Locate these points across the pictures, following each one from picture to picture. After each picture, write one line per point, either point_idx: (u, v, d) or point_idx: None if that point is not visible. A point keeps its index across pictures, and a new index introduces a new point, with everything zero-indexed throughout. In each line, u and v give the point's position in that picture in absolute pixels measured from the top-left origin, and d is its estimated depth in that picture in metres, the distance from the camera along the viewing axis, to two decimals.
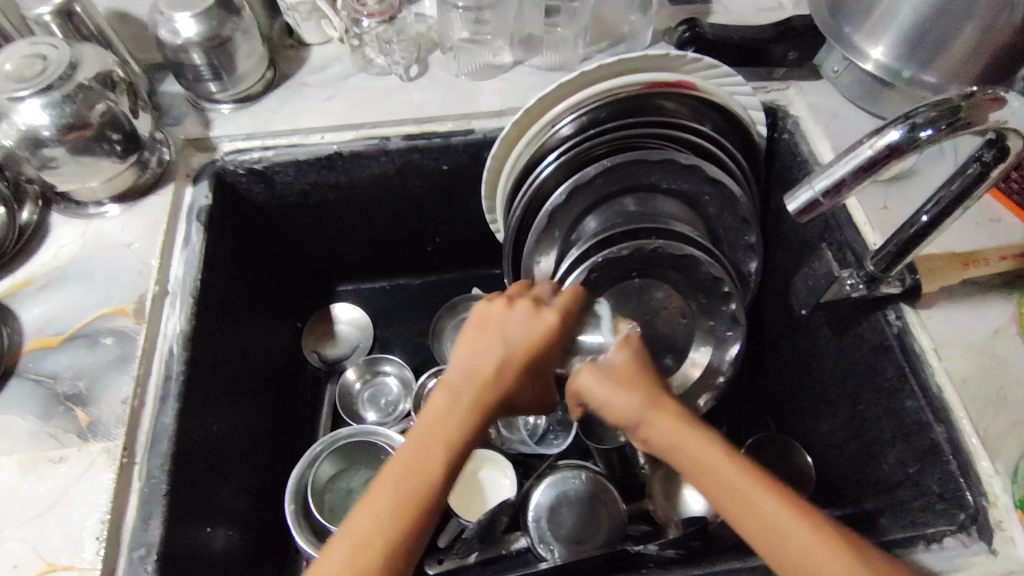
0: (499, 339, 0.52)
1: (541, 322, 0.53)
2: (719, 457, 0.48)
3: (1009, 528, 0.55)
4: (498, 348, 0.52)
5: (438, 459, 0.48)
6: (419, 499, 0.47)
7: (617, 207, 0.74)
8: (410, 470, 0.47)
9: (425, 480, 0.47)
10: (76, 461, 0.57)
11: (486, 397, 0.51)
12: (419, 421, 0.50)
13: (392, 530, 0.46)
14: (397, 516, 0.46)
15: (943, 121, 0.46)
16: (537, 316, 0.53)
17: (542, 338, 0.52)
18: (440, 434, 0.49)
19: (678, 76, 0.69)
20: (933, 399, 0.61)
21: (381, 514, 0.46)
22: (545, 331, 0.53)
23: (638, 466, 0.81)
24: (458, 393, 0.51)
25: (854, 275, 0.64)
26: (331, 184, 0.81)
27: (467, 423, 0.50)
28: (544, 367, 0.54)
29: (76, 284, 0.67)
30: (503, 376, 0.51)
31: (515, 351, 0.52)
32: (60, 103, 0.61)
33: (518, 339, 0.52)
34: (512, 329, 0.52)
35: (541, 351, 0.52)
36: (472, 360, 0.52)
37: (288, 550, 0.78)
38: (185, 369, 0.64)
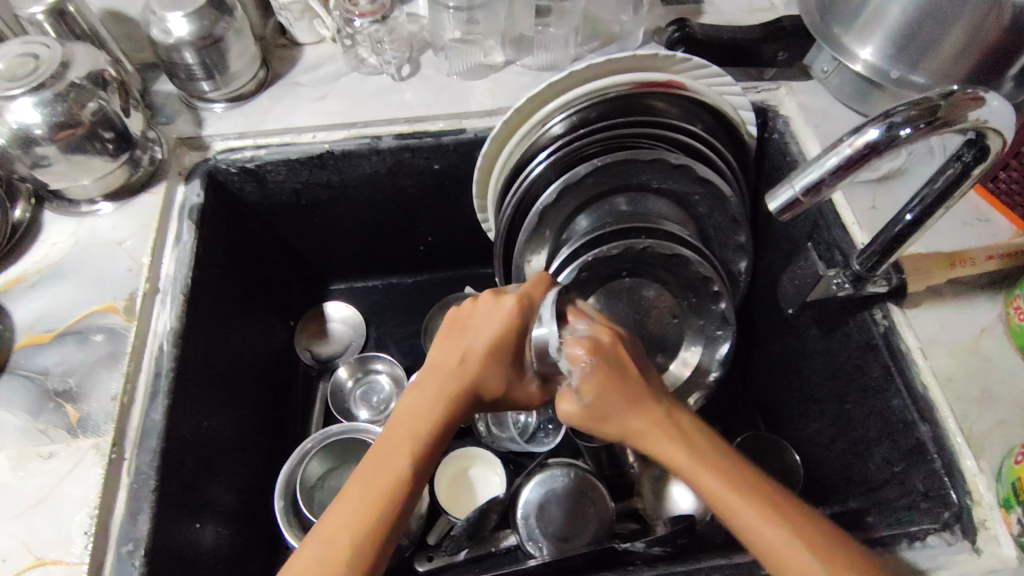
0: (465, 333, 0.56)
1: (502, 310, 0.55)
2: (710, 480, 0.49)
3: (993, 526, 0.56)
4: (463, 341, 0.55)
5: (406, 452, 0.49)
6: (386, 491, 0.47)
7: (608, 206, 0.74)
8: (381, 464, 0.48)
9: (394, 473, 0.48)
10: (66, 457, 0.58)
11: (455, 387, 0.53)
12: (392, 420, 0.52)
13: (360, 522, 0.46)
14: (365, 507, 0.47)
15: (922, 120, 0.46)
16: (497, 305, 0.55)
17: (505, 326, 0.55)
18: (408, 426, 0.51)
19: (667, 76, 0.69)
20: (918, 398, 0.61)
21: (350, 507, 0.47)
22: (506, 318, 0.55)
23: (626, 465, 0.80)
24: (427, 390, 0.53)
25: (840, 275, 0.65)
26: (323, 183, 0.82)
27: (437, 413, 0.52)
28: (512, 355, 0.56)
29: (68, 282, 0.67)
30: (468, 365, 0.54)
31: (480, 345, 0.55)
32: (52, 102, 0.62)
33: (481, 330, 0.55)
34: (476, 322, 0.56)
35: (504, 338, 0.55)
36: (440, 358, 0.55)
37: (279, 547, 0.79)
38: (175, 365, 0.64)
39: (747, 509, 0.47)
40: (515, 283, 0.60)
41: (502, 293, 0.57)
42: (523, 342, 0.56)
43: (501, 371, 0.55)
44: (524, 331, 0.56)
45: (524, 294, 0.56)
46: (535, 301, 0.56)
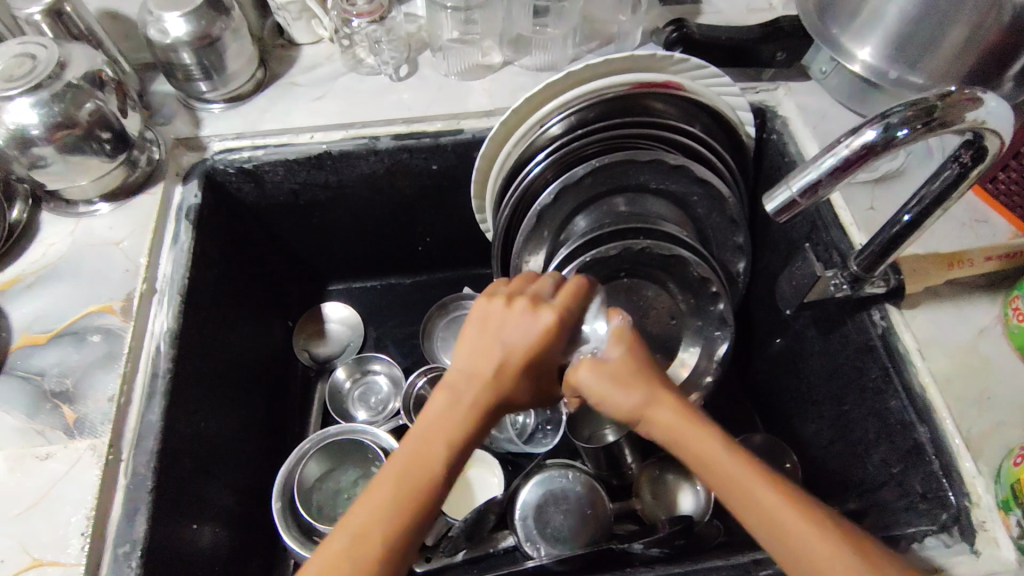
0: (497, 338, 0.52)
1: (543, 324, 0.51)
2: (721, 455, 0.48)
3: (992, 528, 0.55)
4: (496, 348, 0.51)
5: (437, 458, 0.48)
6: (417, 498, 0.46)
7: (606, 207, 0.74)
8: (412, 468, 0.47)
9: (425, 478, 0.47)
10: (63, 458, 0.58)
11: (486, 397, 0.50)
12: (420, 422, 0.50)
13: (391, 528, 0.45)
14: (396, 512, 0.46)
15: (918, 121, 0.46)
16: (536, 318, 0.51)
17: (545, 340, 0.51)
18: (438, 434, 0.49)
19: (665, 76, 0.69)
20: (917, 399, 0.61)
21: (379, 513, 0.45)
22: (543, 330, 0.51)
23: (625, 464, 0.81)
24: (459, 394, 0.50)
25: (838, 276, 0.65)
26: (320, 184, 0.81)
27: (467, 421, 0.50)
28: (544, 365, 0.53)
29: (65, 282, 0.67)
30: (500, 376, 0.51)
31: (518, 353, 0.51)
32: (49, 102, 0.62)
33: (515, 339, 0.51)
34: (510, 329, 0.51)
35: (539, 350, 0.51)
36: (473, 362, 0.51)
37: (277, 548, 0.79)
38: (172, 366, 0.64)
39: (765, 488, 0.46)
40: (552, 285, 0.55)
41: (538, 301, 0.53)
42: (557, 353, 0.53)
43: (531, 381, 0.53)
44: (561, 342, 0.53)
45: (563, 305, 0.52)
46: (575, 313, 0.53)
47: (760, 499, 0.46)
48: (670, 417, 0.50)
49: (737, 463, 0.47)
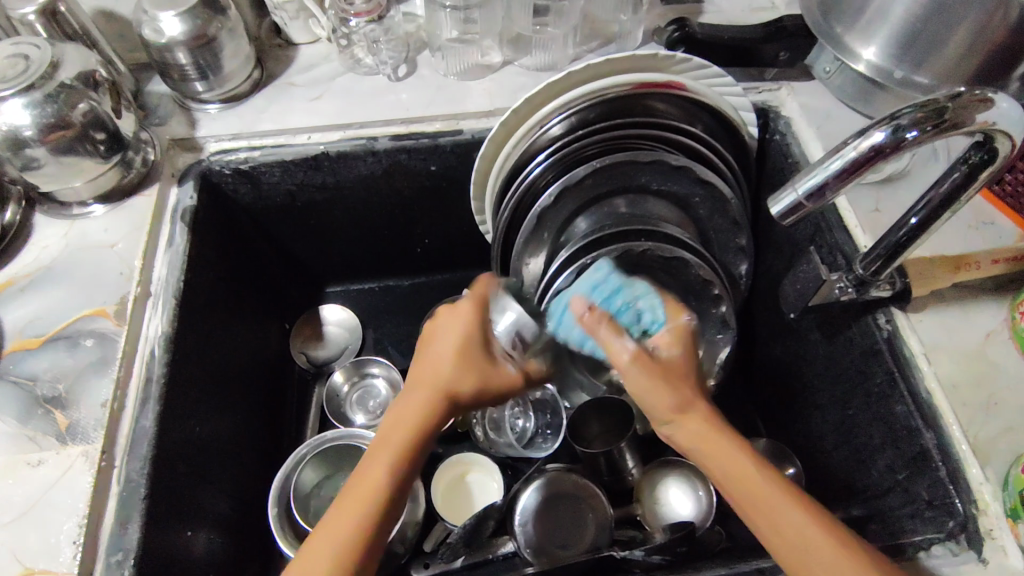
0: (427, 351, 0.55)
1: (461, 317, 0.55)
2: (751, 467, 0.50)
3: (999, 537, 0.54)
4: (429, 358, 0.54)
5: (375, 476, 0.49)
6: (361, 520, 0.47)
7: (608, 208, 0.73)
8: (361, 476, 0.49)
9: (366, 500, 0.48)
10: (55, 464, 0.57)
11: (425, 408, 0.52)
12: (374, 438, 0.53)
13: (340, 554, 0.46)
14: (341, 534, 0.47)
15: (929, 123, 0.45)
16: (455, 313, 0.56)
17: (466, 330, 0.55)
18: (382, 441, 0.51)
19: (668, 76, 0.68)
20: (922, 405, 0.60)
21: (331, 538, 0.47)
22: (464, 325, 0.55)
23: (627, 470, 0.79)
24: (402, 405, 0.53)
25: (843, 278, 0.64)
26: (318, 185, 0.80)
27: (405, 436, 0.51)
28: (479, 354, 0.54)
29: (58, 285, 0.66)
30: (439, 384, 0.53)
31: (448, 350, 0.54)
32: (42, 103, 0.61)
33: (445, 338, 0.55)
34: (439, 333, 0.56)
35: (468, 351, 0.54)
36: (415, 375, 0.55)
37: (272, 554, 0.78)
38: (166, 371, 0.63)
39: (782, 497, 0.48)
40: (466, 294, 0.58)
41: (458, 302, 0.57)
42: (486, 340, 0.55)
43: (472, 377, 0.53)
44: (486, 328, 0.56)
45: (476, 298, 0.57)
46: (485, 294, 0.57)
47: (785, 511, 0.48)
48: (703, 430, 0.52)
49: (767, 479, 0.49)
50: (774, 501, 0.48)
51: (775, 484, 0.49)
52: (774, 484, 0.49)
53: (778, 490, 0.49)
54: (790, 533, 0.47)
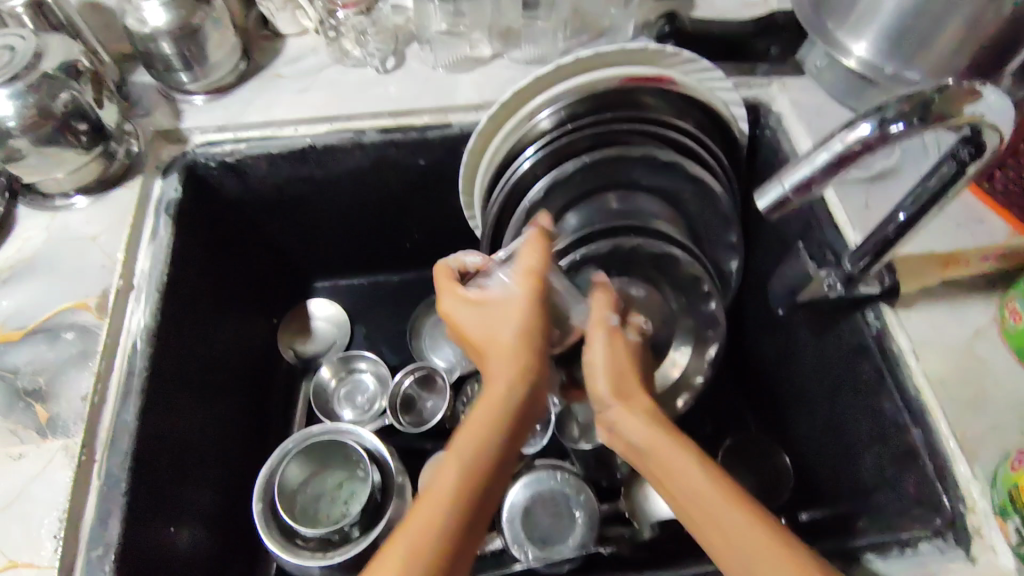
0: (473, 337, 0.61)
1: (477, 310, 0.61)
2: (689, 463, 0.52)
3: (988, 535, 0.54)
4: (475, 338, 0.60)
5: (456, 466, 0.50)
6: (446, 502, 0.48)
7: (599, 204, 0.72)
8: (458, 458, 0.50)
9: (448, 493, 0.48)
10: (35, 458, 0.56)
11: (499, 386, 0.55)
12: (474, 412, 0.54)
13: (428, 533, 0.46)
14: (428, 525, 0.46)
15: (915, 116, 0.44)
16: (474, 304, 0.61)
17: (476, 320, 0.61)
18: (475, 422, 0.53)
19: (658, 71, 0.68)
20: (910, 402, 0.60)
21: (419, 525, 0.46)
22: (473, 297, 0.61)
23: (614, 465, 0.78)
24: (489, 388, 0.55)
25: (831, 275, 0.64)
26: (305, 178, 0.80)
27: (489, 420, 0.53)
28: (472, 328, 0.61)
29: (39, 277, 0.65)
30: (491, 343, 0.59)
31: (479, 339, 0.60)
32: (25, 92, 0.60)
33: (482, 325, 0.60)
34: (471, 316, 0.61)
35: (520, 314, 0.59)
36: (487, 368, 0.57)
37: (258, 550, 0.77)
38: (148, 365, 0.63)
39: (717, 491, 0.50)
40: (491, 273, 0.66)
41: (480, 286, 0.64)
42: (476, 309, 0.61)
43: (506, 328, 0.58)
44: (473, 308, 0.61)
45: (517, 261, 0.61)
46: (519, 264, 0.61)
47: (721, 513, 0.49)
48: (638, 421, 0.56)
49: (704, 478, 0.51)
50: (709, 498, 0.50)
51: (711, 483, 0.51)
52: (705, 479, 0.51)
53: (713, 491, 0.50)
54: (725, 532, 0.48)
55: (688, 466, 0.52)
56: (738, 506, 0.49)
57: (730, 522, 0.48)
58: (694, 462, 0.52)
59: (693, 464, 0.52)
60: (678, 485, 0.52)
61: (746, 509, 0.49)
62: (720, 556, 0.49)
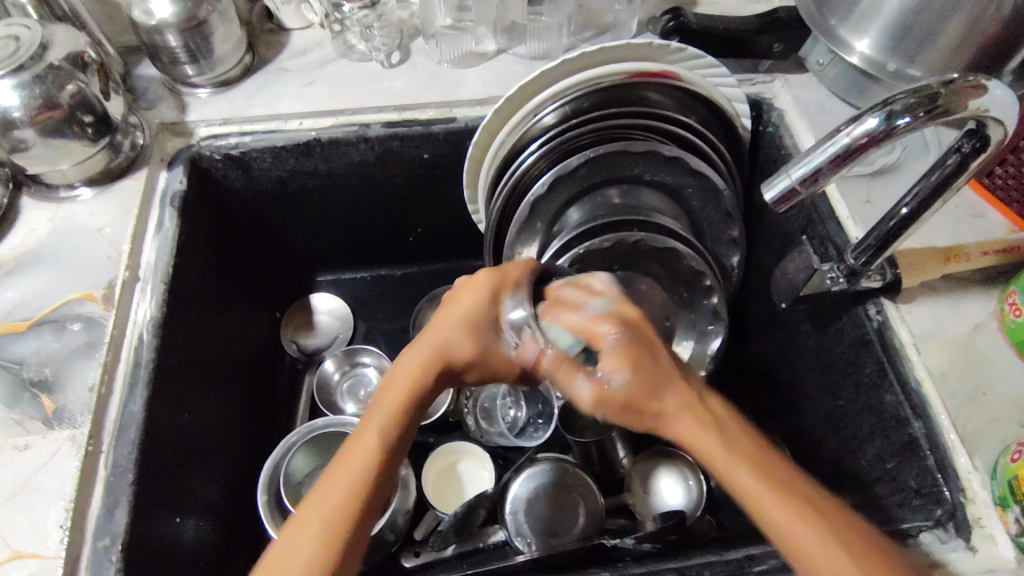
0: (448, 312, 0.52)
1: (478, 290, 0.52)
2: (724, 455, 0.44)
3: (988, 525, 0.55)
4: (445, 318, 0.52)
5: (372, 435, 0.46)
6: (354, 480, 0.44)
7: (601, 198, 0.73)
8: (356, 444, 0.46)
9: (351, 473, 0.45)
10: (41, 448, 0.56)
11: (429, 363, 0.50)
12: (380, 394, 0.49)
13: (336, 520, 0.43)
14: (330, 501, 0.43)
15: (921, 108, 0.45)
16: (477, 290, 0.52)
17: (481, 303, 0.51)
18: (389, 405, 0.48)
19: (661, 66, 0.68)
20: (911, 394, 0.60)
21: (320, 508, 0.43)
22: (485, 289, 0.52)
23: (617, 459, 0.79)
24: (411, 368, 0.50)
25: (834, 269, 0.64)
26: (310, 171, 0.80)
27: (411, 387, 0.49)
28: (453, 303, 0.52)
29: (44, 269, 0.65)
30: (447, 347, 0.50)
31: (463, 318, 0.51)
32: (30, 83, 0.60)
33: (455, 309, 0.52)
34: (460, 299, 0.52)
35: (486, 329, 0.51)
36: (435, 335, 0.51)
37: (261, 542, 0.77)
38: (155, 356, 0.63)
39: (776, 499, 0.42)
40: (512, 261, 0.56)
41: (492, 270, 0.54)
42: (468, 300, 0.52)
43: (478, 343, 0.50)
44: (466, 297, 0.52)
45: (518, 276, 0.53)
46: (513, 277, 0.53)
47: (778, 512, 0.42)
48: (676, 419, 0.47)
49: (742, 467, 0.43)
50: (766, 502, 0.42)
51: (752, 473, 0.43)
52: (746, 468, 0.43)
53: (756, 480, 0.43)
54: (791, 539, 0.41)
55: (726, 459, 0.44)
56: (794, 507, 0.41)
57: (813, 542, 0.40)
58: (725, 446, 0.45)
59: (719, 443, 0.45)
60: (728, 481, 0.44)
61: (802, 513, 0.41)
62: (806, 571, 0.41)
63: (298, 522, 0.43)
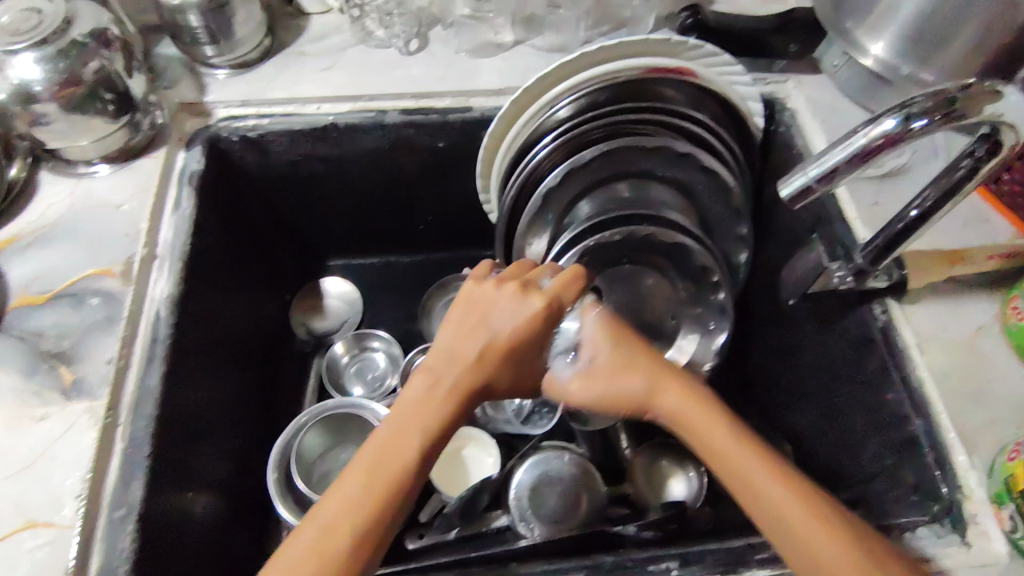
0: (483, 326, 0.53)
1: (528, 311, 0.53)
2: (737, 450, 0.48)
3: (983, 521, 0.56)
4: (481, 334, 0.53)
5: (410, 447, 0.47)
6: (391, 487, 0.46)
7: (611, 192, 0.74)
8: (384, 456, 0.47)
9: (380, 484, 0.46)
10: (59, 419, 0.57)
11: (467, 383, 0.51)
12: (400, 404, 0.50)
13: (360, 525, 0.44)
14: (362, 509, 0.45)
15: (938, 112, 0.46)
16: (523, 302, 0.53)
17: (528, 330, 0.53)
18: (419, 417, 0.49)
19: (677, 63, 0.69)
20: (913, 393, 0.62)
21: (348, 513, 0.45)
22: (530, 315, 0.53)
23: (620, 448, 0.82)
24: (439, 380, 0.51)
25: (842, 268, 0.66)
26: (325, 155, 0.81)
27: (447, 408, 0.50)
28: (484, 317, 0.53)
29: (63, 243, 0.66)
30: (478, 362, 0.52)
31: (499, 338, 0.53)
32: (54, 58, 0.60)
33: (499, 325, 0.53)
34: (497, 314, 0.53)
35: (521, 348, 0.53)
36: (456, 346, 0.52)
37: (270, 517, 0.78)
38: (171, 333, 0.64)
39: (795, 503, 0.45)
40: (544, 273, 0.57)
41: (529, 287, 0.54)
42: (508, 322, 0.53)
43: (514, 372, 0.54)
44: (507, 317, 0.53)
45: (559, 295, 0.54)
46: (565, 299, 0.54)
47: (756, 478, 0.46)
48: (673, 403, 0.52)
49: (761, 473, 0.46)
50: (749, 471, 0.47)
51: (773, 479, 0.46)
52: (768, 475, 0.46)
53: (774, 482, 0.46)
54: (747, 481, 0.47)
55: (747, 457, 0.47)
56: (824, 522, 0.44)
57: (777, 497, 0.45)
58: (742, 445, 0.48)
59: (732, 440, 0.48)
60: (734, 477, 0.47)
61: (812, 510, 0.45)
62: (794, 545, 0.44)
63: (329, 528, 0.44)
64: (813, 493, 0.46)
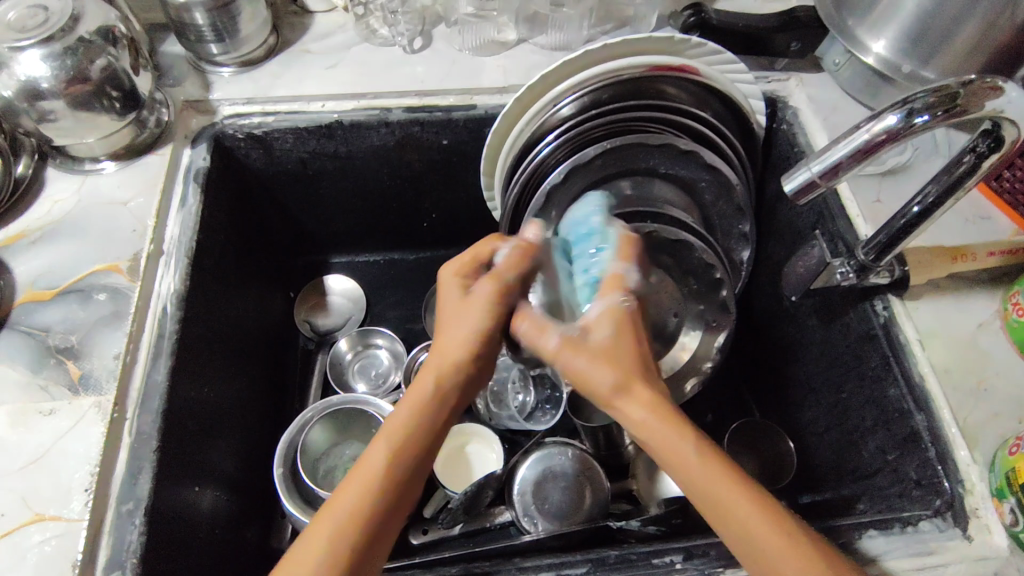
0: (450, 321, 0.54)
1: (481, 292, 0.54)
2: (707, 470, 0.47)
3: (984, 516, 0.57)
4: (446, 329, 0.54)
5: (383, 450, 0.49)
6: (368, 493, 0.47)
7: (614, 189, 0.74)
8: (361, 462, 0.48)
9: (358, 490, 0.47)
10: (67, 413, 0.57)
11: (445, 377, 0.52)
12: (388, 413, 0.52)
13: (340, 532, 0.46)
14: (345, 516, 0.46)
15: (940, 107, 0.47)
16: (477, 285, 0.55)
17: (486, 309, 0.53)
18: (395, 422, 0.50)
19: (681, 60, 0.68)
20: (915, 388, 0.62)
21: (330, 522, 0.46)
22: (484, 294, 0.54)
23: (623, 444, 0.80)
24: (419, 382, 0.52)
25: (845, 264, 0.66)
26: (330, 153, 0.81)
27: (422, 407, 0.51)
28: (447, 312, 0.55)
29: (69, 239, 0.66)
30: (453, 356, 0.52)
31: (465, 326, 0.53)
32: (61, 55, 0.61)
33: (460, 313, 0.54)
34: (458, 304, 0.55)
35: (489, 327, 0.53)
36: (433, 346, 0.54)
37: (275, 513, 0.79)
38: (177, 329, 0.64)
39: (765, 527, 0.46)
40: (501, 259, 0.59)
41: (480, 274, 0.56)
42: (467, 307, 0.54)
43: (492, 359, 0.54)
44: (467, 302, 0.54)
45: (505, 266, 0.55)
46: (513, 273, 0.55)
47: (727, 499, 0.47)
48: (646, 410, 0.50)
49: (737, 494, 0.47)
50: (717, 491, 0.47)
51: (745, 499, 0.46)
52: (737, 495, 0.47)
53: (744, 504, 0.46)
54: (719, 501, 0.47)
55: (722, 479, 0.47)
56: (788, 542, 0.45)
57: (745, 519, 0.46)
58: (713, 464, 0.48)
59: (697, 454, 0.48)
60: (699, 493, 0.47)
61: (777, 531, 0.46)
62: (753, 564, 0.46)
63: (313, 537, 0.46)
64: (784, 518, 0.46)
